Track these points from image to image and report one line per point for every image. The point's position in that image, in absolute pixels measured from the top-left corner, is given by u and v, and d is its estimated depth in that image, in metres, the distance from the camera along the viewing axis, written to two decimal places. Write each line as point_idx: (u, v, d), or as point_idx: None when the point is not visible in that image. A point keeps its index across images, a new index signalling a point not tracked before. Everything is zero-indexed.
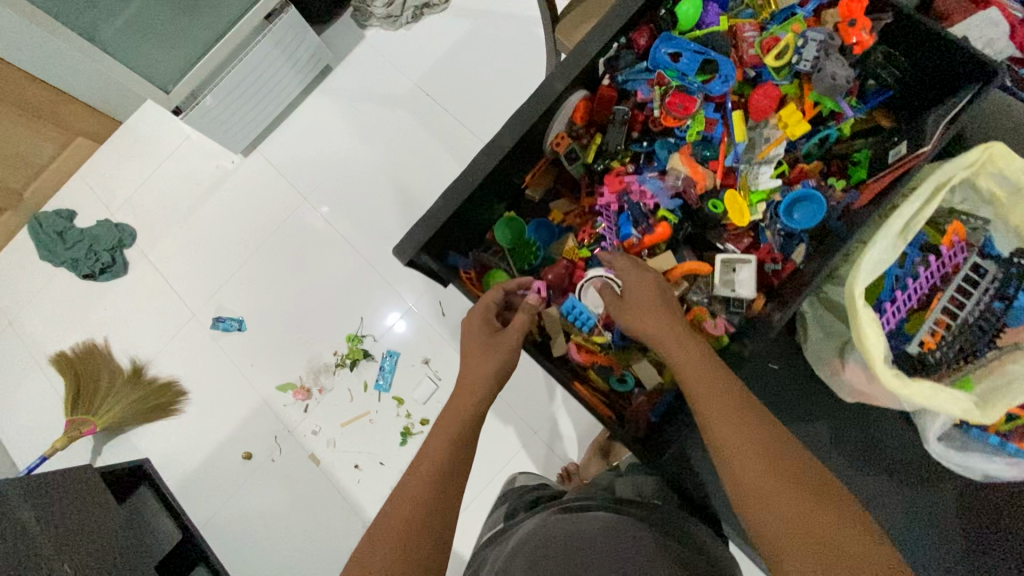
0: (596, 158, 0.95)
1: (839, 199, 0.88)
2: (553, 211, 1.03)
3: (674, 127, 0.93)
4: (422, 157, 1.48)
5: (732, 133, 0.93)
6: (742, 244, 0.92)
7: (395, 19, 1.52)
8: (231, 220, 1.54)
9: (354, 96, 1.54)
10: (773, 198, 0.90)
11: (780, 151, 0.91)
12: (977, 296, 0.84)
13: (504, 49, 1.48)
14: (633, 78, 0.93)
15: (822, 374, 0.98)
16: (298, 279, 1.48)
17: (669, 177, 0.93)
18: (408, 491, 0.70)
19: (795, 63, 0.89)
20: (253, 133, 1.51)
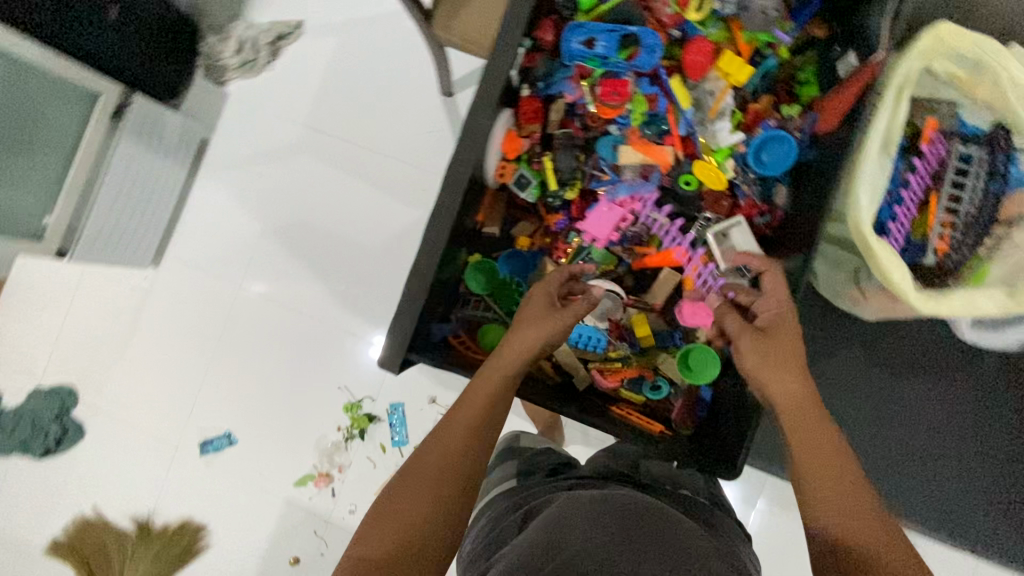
0: (558, 186, 0.91)
1: (801, 126, 0.86)
2: (518, 237, 0.97)
3: (615, 116, 0.89)
4: (344, 199, 1.36)
5: (675, 100, 0.88)
6: (724, 208, 0.89)
7: (253, 63, 1.38)
8: (171, 337, 1.41)
9: (245, 161, 1.40)
10: (737, 151, 0.88)
11: (730, 101, 0.87)
12: (971, 183, 0.79)
13: (381, 54, 1.35)
14: (555, 82, 0.89)
15: (844, 304, 0.90)
16: (268, 369, 1.38)
17: (626, 172, 0.90)
18: (435, 454, 0.66)
19: (719, 9, 0.86)
20: (154, 239, 1.37)
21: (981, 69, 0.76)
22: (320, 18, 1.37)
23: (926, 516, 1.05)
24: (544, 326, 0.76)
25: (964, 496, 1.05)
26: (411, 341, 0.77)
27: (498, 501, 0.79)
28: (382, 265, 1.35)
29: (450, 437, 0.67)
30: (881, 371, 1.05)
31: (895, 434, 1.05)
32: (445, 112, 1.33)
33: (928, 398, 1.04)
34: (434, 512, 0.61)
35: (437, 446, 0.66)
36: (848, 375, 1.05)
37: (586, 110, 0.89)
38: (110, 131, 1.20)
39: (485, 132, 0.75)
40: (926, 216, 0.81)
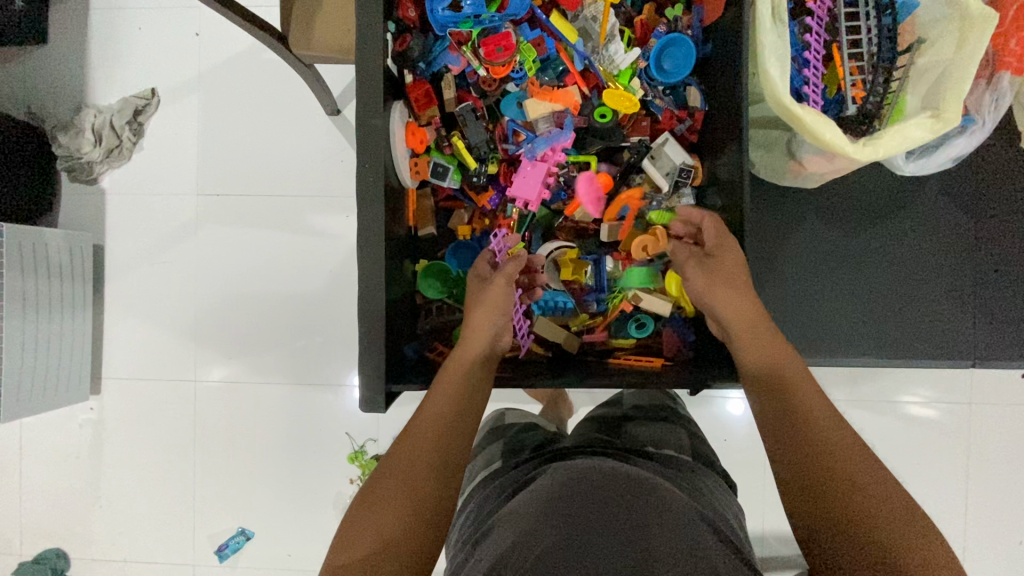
0: (476, 162, 0.88)
1: (689, 23, 0.86)
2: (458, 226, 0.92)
3: (509, 72, 0.85)
4: (269, 253, 1.28)
5: (563, 38, 0.85)
6: (645, 129, 0.89)
7: (119, 149, 1.27)
8: (143, 458, 1.31)
9: (152, 252, 1.30)
10: (639, 68, 0.87)
11: (614, 22, 0.85)
12: (865, 25, 0.80)
13: (250, 94, 1.26)
14: (435, 58, 0.85)
15: (786, 182, 0.89)
16: (257, 450, 1.30)
17: (539, 125, 0.87)
18: (402, 458, 0.65)
19: None
20: (85, 367, 1.26)
21: None
22: (172, 79, 1.27)
23: (936, 360, 0.94)
24: (489, 306, 0.79)
25: (963, 330, 0.94)
26: (385, 370, 0.72)
27: (484, 488, 0.77)
28: (333, 306, 1.28)
29: (417, 440, 0.66)
30: (845, 229, 0.95)
31: (873, 287, 0.95)
32: (340, 132, 1.26)
33: (896, 238, 0.94)
34: (411, 517, 0.60)
35: (404, 448, 0.65)
36: (808, 245, 0.95)
37: (478, 77, 0.86)
38: None
39: (381, 131, 0.70)
40: (835, 70, 0.81)
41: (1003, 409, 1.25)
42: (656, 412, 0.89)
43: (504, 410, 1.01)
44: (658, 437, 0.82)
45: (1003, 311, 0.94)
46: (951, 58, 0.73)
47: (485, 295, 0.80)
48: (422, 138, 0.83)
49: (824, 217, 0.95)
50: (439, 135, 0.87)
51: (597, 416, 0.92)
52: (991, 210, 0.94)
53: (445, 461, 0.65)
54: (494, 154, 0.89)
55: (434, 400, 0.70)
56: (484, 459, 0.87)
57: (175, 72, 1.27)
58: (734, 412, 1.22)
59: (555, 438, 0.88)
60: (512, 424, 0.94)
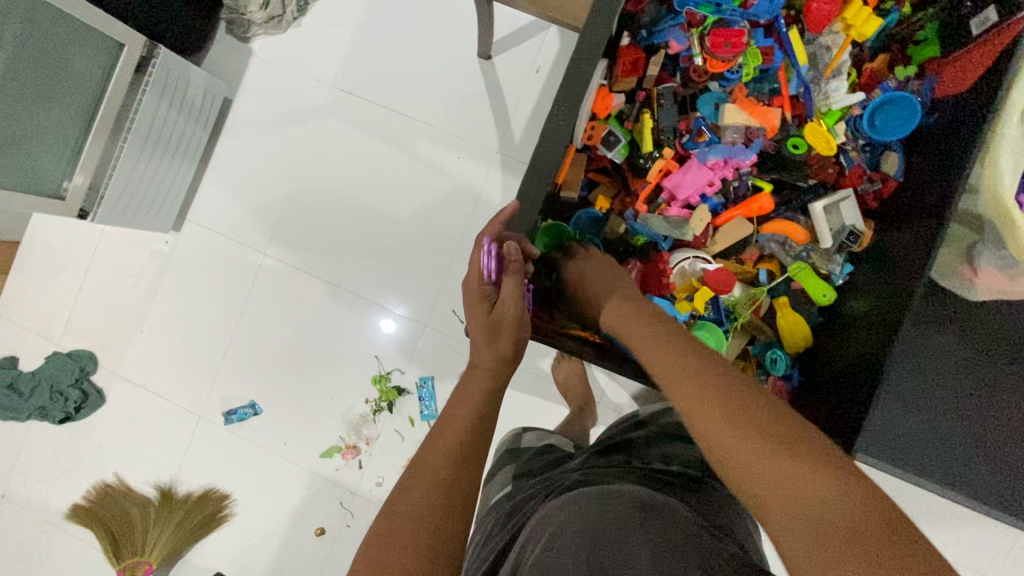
0: (652, 146, 0.86)
1: (917, 89, 0.82)
2: (597, 199, 0.90)
3: (723, 70, 0.84)
4: (377, 165, 1.31)
5: (791, 56, 0.84)
6: (829, 176, 0.85)
7: (279, 19, 1.30)
8: (192, 304, 1.37)
9: (271, 123, 1.34)
10: (850, 114, 0.84)
11: (847, 58, 0.83)
12: None
13: (416, 12, 1.29)
14: (661, 31, 0.83)
15: (948, 283, 0.88)
16: (293, 339, 1.34)
17: (726, 133, 0.85)
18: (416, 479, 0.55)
19: None
20: (176, 203, 1.33)
21: None
22: None
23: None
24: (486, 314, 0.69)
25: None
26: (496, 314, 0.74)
27: (495, 514, 0.76)
28: (412, 236, 1.30)
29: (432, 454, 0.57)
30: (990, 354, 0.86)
31: (998, 428, 0.84)
32: (481, 76, 1.27)
33: None
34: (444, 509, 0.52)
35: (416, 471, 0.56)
36: (942, 356, 0.87)
37: (692, 62, 0.84)
38: (133, 85, 1.13)
39: (588, 80, 0.68)
40: None
41: None
42: (668, 426, 0.86)
43: (523, 432, 1.02)
44: (668, 454, 0.79)
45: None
46: None
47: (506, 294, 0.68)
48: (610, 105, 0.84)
49: (968, 336, 0.87)
50: (630, 106, 0.87)
51: (610, 436, 0.89)
52: None
53: (473, 446, 0.58)
54: (672, 142, 0.86)
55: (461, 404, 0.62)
56: (502, 480, 0.88)
57: None
58: None
59: (561, 460, 0.87)
60: (529, 447, 0.94)
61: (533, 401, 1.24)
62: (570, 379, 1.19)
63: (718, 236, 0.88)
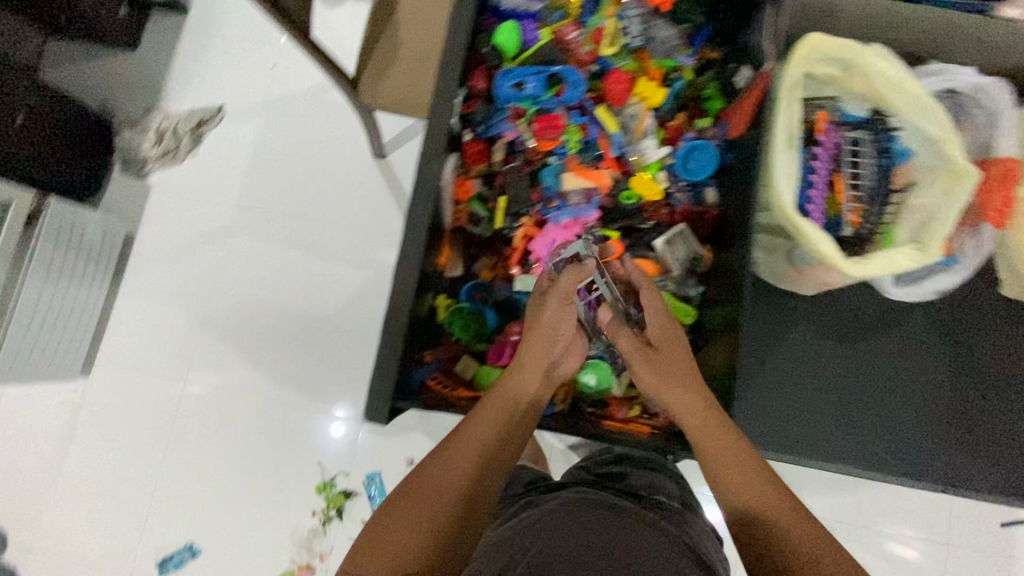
0: (511, 218, 0.93)
1: (714, 135, 0.91)
2: (482, 270, 0.97)
3: (554, 148, 0.91)
4: (289, 273, 1.33)
5: (605, 128, 0.91)
6: (664, 215, 0.93)
7: (174, 151, 1.37)
8: (112, 450, 1.29)
9: (178, 250, 1.35)
10: (666, 164, 0.92)
11: (651, 121, 0.92)
12: (866, 163, 0.86)
13: (309, 128, 1.37)
14: (493, 124, 0.90)
15: (783, 284, 0.94)
16: (225, 464, 1.28)
17: (571, 197, 0.91)
18: (428, 490, 0.61)
19: (628, 41, 0.92)
20: (83, 346, 1.28)
21: (850, 69, 0.85)
22: (241, 101, 1.38)
23: (915, 481, 0.95)
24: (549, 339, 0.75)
25: (935, 453, 0.96)
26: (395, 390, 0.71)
27: None
28: (338, 333, 1.31)
29: (442, 473, 0.62)
30: (835, 338, 0.97)
31: (847, 400, 0.97)
32: (379, 174, 1.35)
33: (884, 357, 0.97)
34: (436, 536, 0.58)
35: (428, 483, 0.62)
36: (800, 351, 0.97)
37: (526, 147, 0.91)
38: (23, 240, 1.13)
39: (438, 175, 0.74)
40: (837, 195, 0.86)
41: (972, 558, 1.23)
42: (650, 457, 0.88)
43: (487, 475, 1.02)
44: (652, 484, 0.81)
45: (977, 445, 0.96)
46: (938, 202, 0.81)
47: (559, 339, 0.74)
48: (468, 191, 0.91)
49: (816, 326, 0.97)
50: (485, 188, 0.94)
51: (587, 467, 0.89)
52: (971, 336, 0.97)
53: (487, 471, 0.64)
54: (526, 213, 0.93)
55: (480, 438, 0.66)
56: None
57: (245, 95, 1.38)
58: None
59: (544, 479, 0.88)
60: None
61: None
62: None
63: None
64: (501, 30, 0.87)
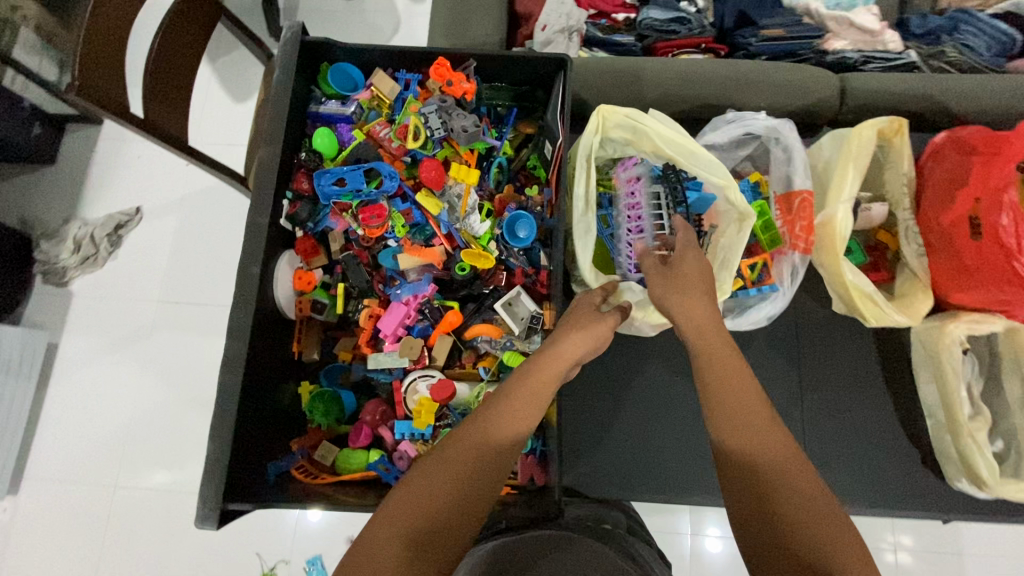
0: (358, 300, 0.97)
1: (539, 201, 0.96)
2: (341, 351, 0.97)
3: (384, 233, 0.95)
4: (212, 362, 1.34)
5: (428, 210, 0.94)
6: (501, 282, 0.95)
7: (93, 257, 1.39)
8: (43, 569, 1.25)
9: (100, 355, 1.35)
10: (496, 233, 0.95)
11: (474, 199, 0.96)
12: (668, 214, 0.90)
13: (222, 220, 1.41)
14: (321, 219, 0.94)
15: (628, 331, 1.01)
16: (161, 568, 1.25)
17: (410, 274, 0.96)
18: (441, 465, 0.56)
19: (432, 134, 0.94)
20: (9, 464, 1.27)
21: (639, 134, 0.91)
22: (155, 201, 1.43)
23: None
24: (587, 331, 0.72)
25: None
26: (227, 489, 0.71)
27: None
28: None
29: (456, 447, 0.57)
30: (682, 370, 1.06)
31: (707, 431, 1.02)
32: None
33: None
34: (450, 500, 0.53)
35: (442, 457, 0.56)
36: (652, 391, 1.05)
37: (358, 236, 0.95)
38: None
39: (259, 278, 0.78)
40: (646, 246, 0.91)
41: (925, 559, 1.23)
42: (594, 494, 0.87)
43: None
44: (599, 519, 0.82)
45: (842, 461, 1.00)
46: (735, 243, 0.87)
47: (585, 329, 0.72)
48: (309, 280, 0.90)
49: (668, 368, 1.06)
50: (327, 277, 0.97)
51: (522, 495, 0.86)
52: (813, 356, 1.03)
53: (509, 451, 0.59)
54: (372, 292, 0.97)
55: (505, 417, 0.62)
56: None
57: (158, 195, 1.43)
58: (712, 549, 1.26)
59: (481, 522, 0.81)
60: None
61: None
62: None
63: (434, 355, 0.93)
64: (316, 136, 0.92)
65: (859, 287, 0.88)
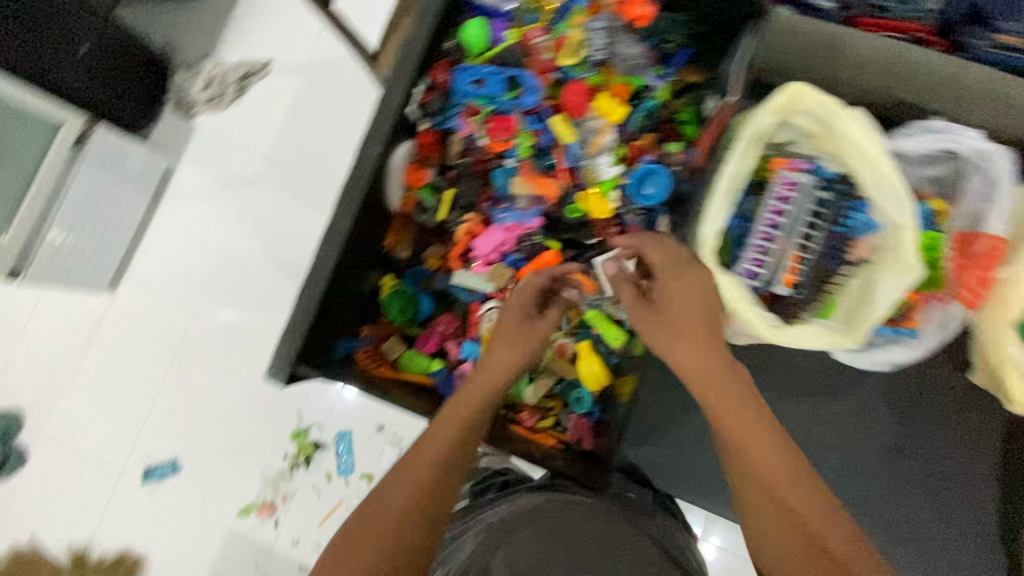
0: (459, 212, 0.96)
1: (680, 160, 0.91)
2: (428, 258, 0.99)
3: (506, 150, 0.94)
4: (299, 229, 1.40)
5: (560, 135, 0.93)
6: (611, 235, 0.92)
7: (220, 98, 1.45)
8: (121, 364, 1.41)
9: (205, 193, 1.44)
10: (621, 182, 0.91)
11: (611, 137, 0.92)
12: (820, 230, 0.87)
13: (341, 93, 1.41)
14: (449, 116, 0.94)
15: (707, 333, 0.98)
16: (215, 396, 1.37)
17: (520, 200, 0.94)
18: (378, 518, 0.61)
19: (591, 54, 0.92)
20: (113, 264, 1.40)
21: (831, 130, 0.83)
22: (284, 58, 1.44)
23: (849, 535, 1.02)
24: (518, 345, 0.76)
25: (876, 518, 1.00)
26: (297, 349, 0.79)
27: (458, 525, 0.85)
28: None
29: (387, 500, 0.63)
30: None
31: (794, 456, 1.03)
32: None
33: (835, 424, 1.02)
34: (388, 553, 0.59)
35: (380, 510, 0.62)
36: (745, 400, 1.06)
37: (478, 145, 0.94)
38: (70, 160, 1.27)
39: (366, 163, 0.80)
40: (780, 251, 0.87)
41: None
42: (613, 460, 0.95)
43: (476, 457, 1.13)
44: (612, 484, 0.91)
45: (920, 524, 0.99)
46: (875, 288, 0.82)
47: (518, 344, 0.76)
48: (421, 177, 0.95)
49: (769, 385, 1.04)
50: (438, 179, 0.97)
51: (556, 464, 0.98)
52: (922, 418, 1.01)
53: (444, 483, 0.65)
54: (474, 208, 0.96)
55: (446, 426, 0.69)
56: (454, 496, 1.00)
57: (289, 53, 1.44)
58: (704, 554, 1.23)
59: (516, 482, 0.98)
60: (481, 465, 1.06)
61: None
62: None
63: None
64: (468, 26, 0.92)
65: (1017, 364, 0.84)
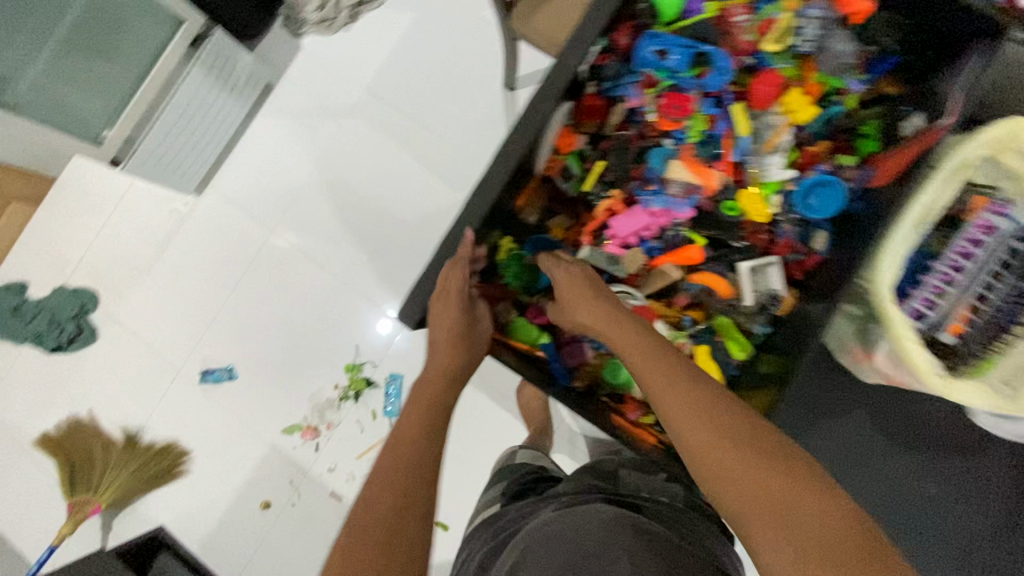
0: (604, 186, 0.99)
1: (853, 176, 0.91)
2: (553, 228, 1.03)
3: (673, 130, 0.95)
4: (391, 169, 1.39)
5: (735, 127, 0.93)
6: (761, 240, 0.96)
7: (332, 22, 1.36)
8: (195, 266, 1.45)
9: (304, 115, 1.44)
10: (785, 187, 0.93)
11: (787, 138, 0.93)
12: (1001, 284, 0.90)
13: (458, 41, 1.39)
14: (621, 84, 0.93)
15: (845, 358, 1.07)
16: (280, 315, 1.40)
17: (672, 185, 0.96)
18: (372, 486, 0.69)
19: (796, 45, 0.91)
20: (203, 169, 1.42)
21: None
22: None
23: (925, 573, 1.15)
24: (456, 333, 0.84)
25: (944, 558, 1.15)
26: None
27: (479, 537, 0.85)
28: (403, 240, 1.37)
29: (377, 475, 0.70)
30: None
31: (892, 490, 1.18)
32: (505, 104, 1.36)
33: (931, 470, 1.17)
34: (389, 513, 0.65)
35: (374, 484, 0.69)
36: (856, 437, 1.19)
37: (646, 119, 0.95)
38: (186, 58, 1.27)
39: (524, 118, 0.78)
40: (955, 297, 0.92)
41: None
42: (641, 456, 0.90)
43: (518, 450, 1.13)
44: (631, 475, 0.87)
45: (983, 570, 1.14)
46: None
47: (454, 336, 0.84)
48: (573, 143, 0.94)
49: (875, 422, 1.19)
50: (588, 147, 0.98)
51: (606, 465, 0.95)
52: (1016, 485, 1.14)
53: (421, 445, 0.73)
54: (620, 184, 0.99)
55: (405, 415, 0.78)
56: (489, 496, 0.99)
57: None
58: None
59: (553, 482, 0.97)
60: (522, 463, 1.04)
61: (490, 416, 1.27)
62: (533, 405, 1.23)
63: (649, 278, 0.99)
64: None
65: None
